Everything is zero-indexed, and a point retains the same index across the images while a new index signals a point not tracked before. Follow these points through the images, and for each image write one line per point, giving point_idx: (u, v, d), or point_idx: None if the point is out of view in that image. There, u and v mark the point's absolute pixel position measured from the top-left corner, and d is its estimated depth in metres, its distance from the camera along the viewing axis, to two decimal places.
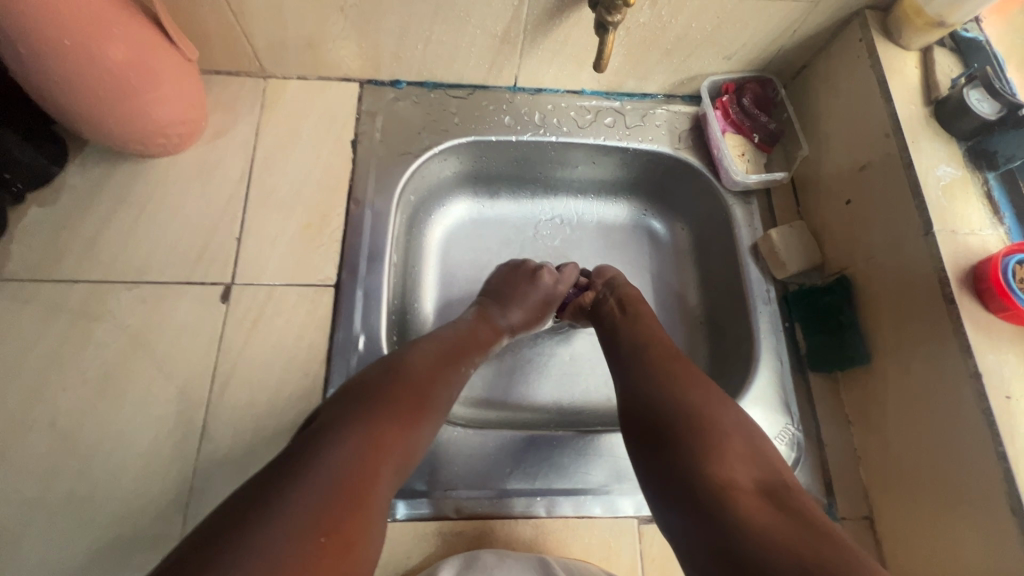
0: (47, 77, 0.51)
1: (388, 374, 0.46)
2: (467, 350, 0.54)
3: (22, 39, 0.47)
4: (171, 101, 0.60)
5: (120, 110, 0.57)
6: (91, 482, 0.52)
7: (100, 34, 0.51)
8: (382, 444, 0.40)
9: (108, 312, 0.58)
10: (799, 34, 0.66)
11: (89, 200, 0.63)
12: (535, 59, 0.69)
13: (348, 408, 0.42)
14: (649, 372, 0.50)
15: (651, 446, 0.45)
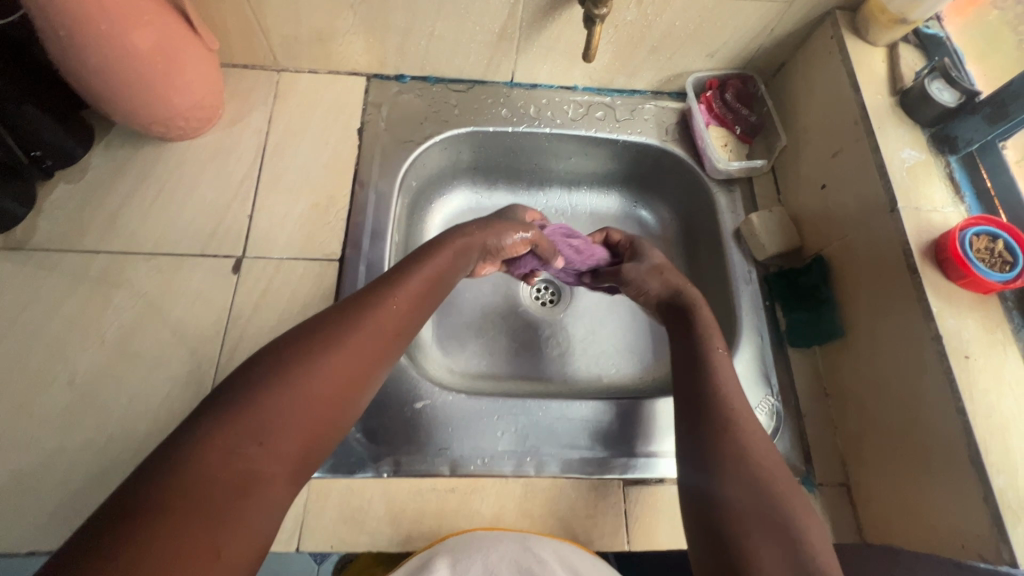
0: (83, 60, 0.56)
1: (293, 345, 0.42)
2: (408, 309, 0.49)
3: (64, 23, 0.52)
4: (193, 87, 0.65)
5: (146, 93, 0.61)
6: (106, 435, 0.55)
7: (133, 21, 0.56)
8: (273, 435, 0.37)
9: (126, 281, 0.62)
10: (776, 33, 0.71)
11: (111, 179, 0.67)
12: (530, 55, 0.74)
13: (247, 387, 0.38)
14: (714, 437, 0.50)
15: (701, 459, 0.48)
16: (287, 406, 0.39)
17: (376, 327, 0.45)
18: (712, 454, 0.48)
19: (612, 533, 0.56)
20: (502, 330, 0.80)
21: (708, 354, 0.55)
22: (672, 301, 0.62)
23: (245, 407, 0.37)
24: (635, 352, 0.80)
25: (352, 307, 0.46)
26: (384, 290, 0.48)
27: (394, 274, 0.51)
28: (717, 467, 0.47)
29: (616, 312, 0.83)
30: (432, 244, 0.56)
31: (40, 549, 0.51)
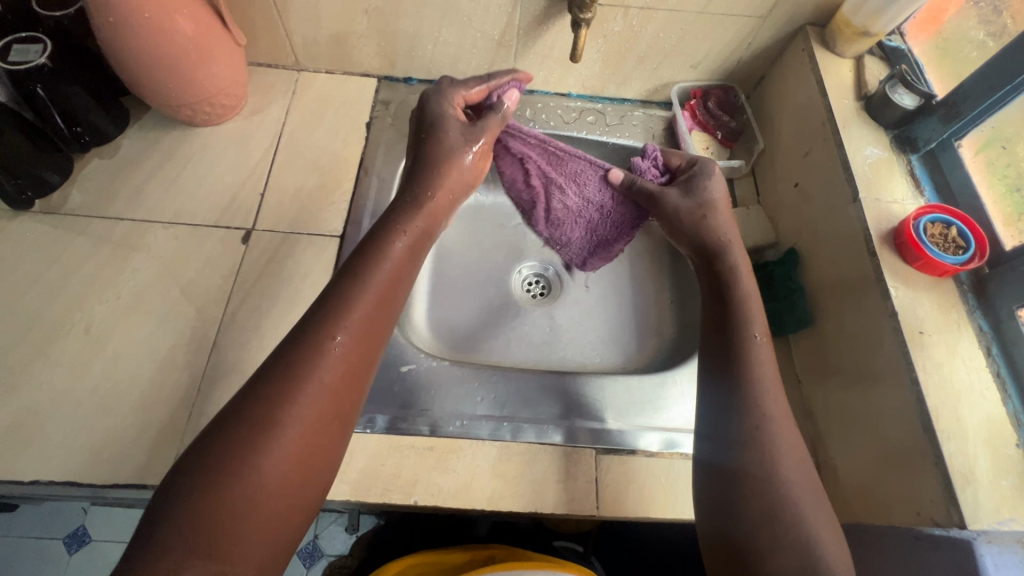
0: (127, 46, 0.63)
1: (239, 424, 0.44)
2: (358, 357, 0.50)
3: (114, 10, 0.60)
4: (221, 77, 0.72)
5: (179, 79, 0.69)
6: (114, 379, 0.60)
7: (175, 13, 0.64)
8: (230, 530, 0.41)
9: (146, 245, 0.67)
10: (754, 46, 0.77)
11: (140, 156, 0.74)
12: (528, 62, 0.81)
13: (193, 488, 0.41)
14: (732, 388, 0.54)
15: (724, 444, 0.52)
16: (240, 488, 0.42)
17: (320, 382, 0.47)
18: (732, 406, 0.53)
19: (581, 499, 0.58)
20: (493, 316, 0.84)
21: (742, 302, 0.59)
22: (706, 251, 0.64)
23: (195, 510, 0.40)
24: (619, 345, 0.83)
25: (287, 367, 0.46)
26: (321, 342, 0.48)
27: (332, 313, 0.50)
28: (742, 452, 0.50)
29: (603, 306, 0.86)
30: (378, 255, 0.56)
31: (44, 479, 0.55)
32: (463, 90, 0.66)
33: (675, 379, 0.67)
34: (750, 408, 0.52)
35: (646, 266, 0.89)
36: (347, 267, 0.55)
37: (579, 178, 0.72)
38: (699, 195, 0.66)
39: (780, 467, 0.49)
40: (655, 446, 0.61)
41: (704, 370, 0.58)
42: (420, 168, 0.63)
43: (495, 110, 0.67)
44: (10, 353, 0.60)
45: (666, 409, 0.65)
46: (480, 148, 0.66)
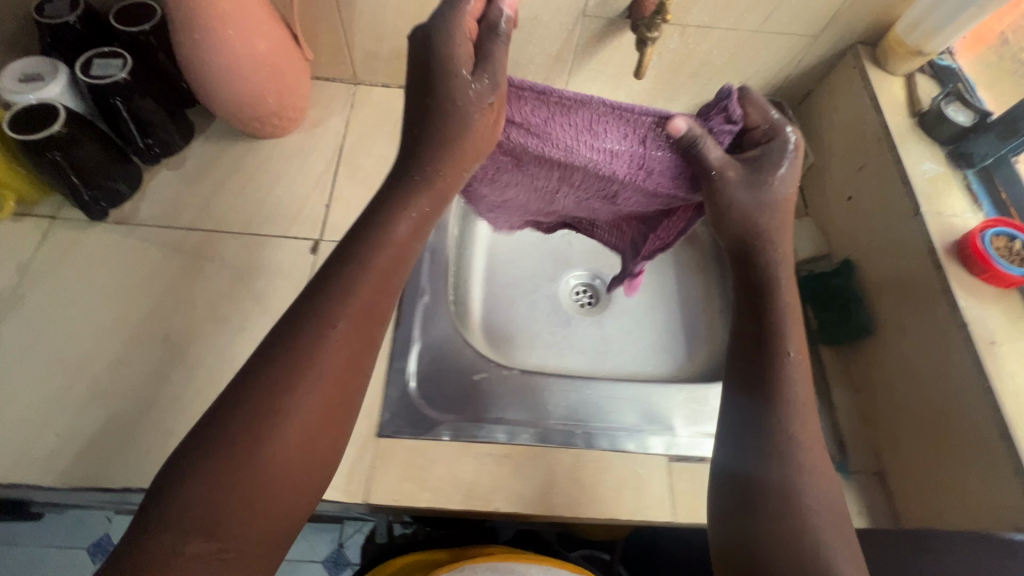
0: (206, 61, 0.65)
1: (237, 413, 0.41)
2: (360, 347, 0.45)
3: (200, 26, 0.62)
4: (289, 93, 0.74)
5: (251, 94, 0.70)
6: (196, 387, 0.60)
7: (255, 30, 0.66)
8: (234, 523, 0.38)
9: (217, 255, 0.69)
10: (804, 64, 0.79)
11: (207, 168, 0.75)
12: (582, 77, 0.83)
13: (193, 477, 0.39)
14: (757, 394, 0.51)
15: (747, 451, 0.49)
16: (245, 481, 0.39)
17: (323, 372, 0.43)
18: (763, 412, 0.50)
19: (658, 505, 0.59)
20: (544, 324, 0.86)
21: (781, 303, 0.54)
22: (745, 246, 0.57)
23: (197, 498, 0.38)
24: (669, 353, 0.85)
25: (282, 365, 0.42)
26: (319, 337, 0.43)
27: (326, 302, 0.45)
28: (769, 462, 0.47)
29: (652, 315, 0.88)
30: (378, 228, 0.48)
31: (134, 487, 0.55)
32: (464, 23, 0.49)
33: None
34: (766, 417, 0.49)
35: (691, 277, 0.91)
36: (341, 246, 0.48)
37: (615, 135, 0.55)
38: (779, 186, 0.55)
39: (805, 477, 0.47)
40: None
41: (732, 372, 0.54)
42: (423, 127, 0.50)
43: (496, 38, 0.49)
44: (91, 362, 0.61)
45: None
46: (496, 100, 0.50)
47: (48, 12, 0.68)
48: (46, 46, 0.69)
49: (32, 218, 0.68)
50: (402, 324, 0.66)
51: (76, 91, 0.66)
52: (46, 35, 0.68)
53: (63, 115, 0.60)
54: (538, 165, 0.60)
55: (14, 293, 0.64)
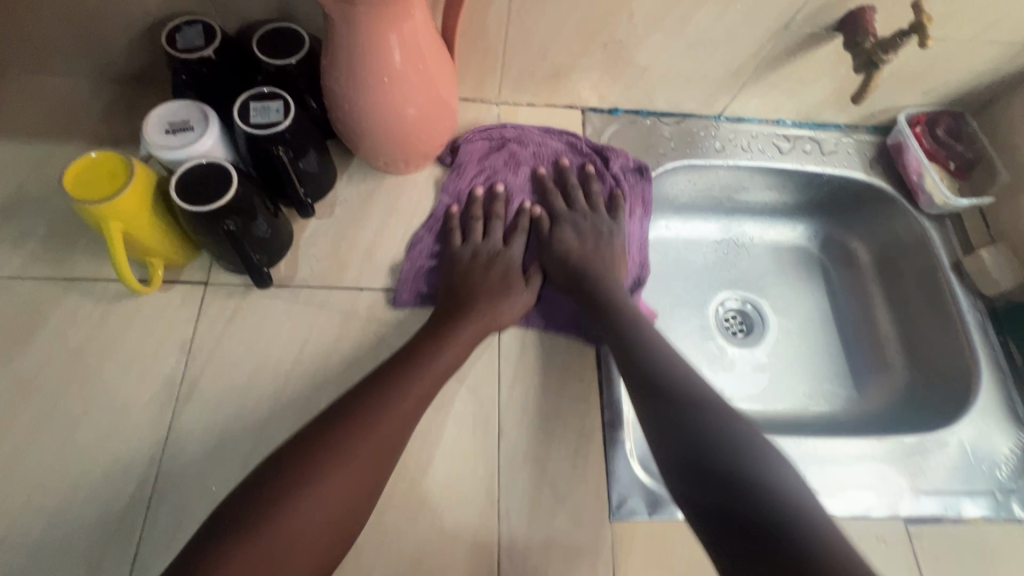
0: (360, 105, 0.56)
1: (421, 340, 0.56)
2: (494, 296, 0.61)
3: (363, 72, 0.53)
4: (434, 136, 0.64)
5: (398, 138, 0.61)
6: (409, 478, 0.55)
7: (415, 78, 0.56)
8: (330, 456, 0.46)
9: (395, 318, 0.62)
10: (999, 72, 0.73)
11: (360, 214, 0.67)
12: (752, 91, 0.75)
13: (338, 427, 0.48)
14: (626, 324, 0.58)
15: (631, 323, 0.58)
16: (357, 444, 0.47)
17: (471, 335, 0.58)
18: (625, 333, 0.57)
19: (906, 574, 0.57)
20: (701, 357, 0.81)
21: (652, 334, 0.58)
22: (593, 250, 0.66)
23: (333, 445, 0.46)
24: (837, 384, 0.81)
25: (383, 390, 0.51)
26: (433, 346, 0.56)
27: (394, 387, 0.51)
28: (640, 339, 0.56)
29: (810, 345, 0.84)
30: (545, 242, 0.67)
31: None
32: (546, 150, 0.73)
33: (952, 433, 0.65)
34: (648, 374, 0.53)
35: (846, 298, 0.86)
36: (391, 365, 0.54)
37: (557, 147, 0.73)
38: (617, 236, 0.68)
39: (666, 368, 0.54)
40: (961, 512, 0.60)
41: (581, 286, 0.62)
42: (486, 173, 0.70)
43: (574, 141, 0.74)
44: None
45: (954, 469, 0.63)
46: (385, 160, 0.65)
47: (181, 43, 0.57)
48: (178, 83, 0.58)
49: (183, 284, 0.60)
50: (609, 389, 0.61)
51: (227, 138, 0.57)
52: (181, 72, 0.57)
53: (234, 180, 0.52)
54: (553, 149, 0.73)
55: (184, 379, 0.56)
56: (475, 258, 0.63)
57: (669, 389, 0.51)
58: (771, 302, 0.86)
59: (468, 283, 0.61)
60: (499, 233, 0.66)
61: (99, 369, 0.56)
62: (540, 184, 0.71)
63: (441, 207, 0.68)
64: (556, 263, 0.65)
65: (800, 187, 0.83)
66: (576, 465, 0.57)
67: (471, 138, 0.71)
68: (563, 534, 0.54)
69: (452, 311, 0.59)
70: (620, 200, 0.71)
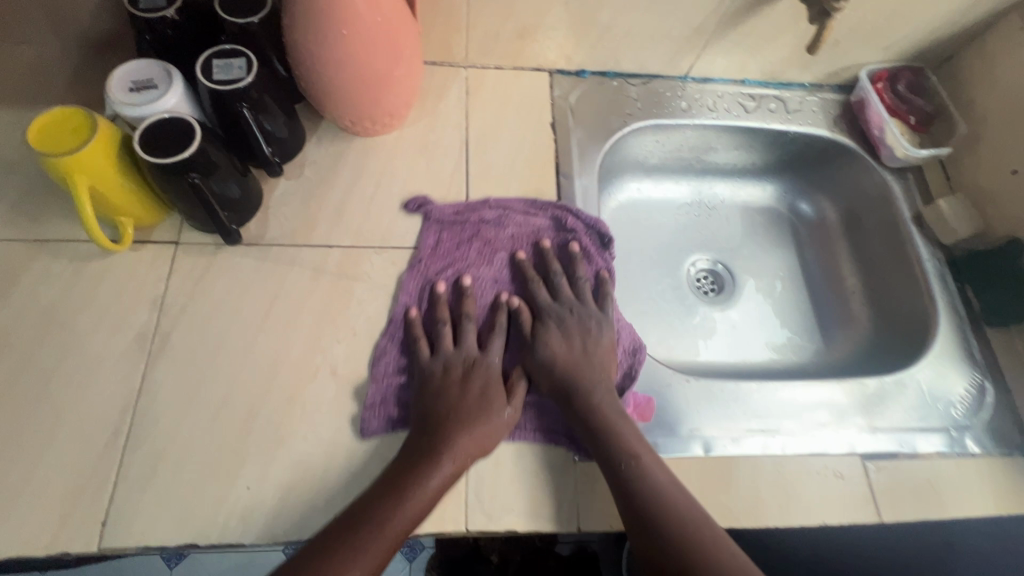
0: (321, 61, 0.58)
1: (390, 482, 0.50)
2: (471, 418, 0.53)
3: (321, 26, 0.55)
4: (398, 95, 0.65)
5: (361, 95, 0.62)
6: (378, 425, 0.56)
7: (375, 33, 0.57)
8: None
9: (365, 273, 0.63)
10: (956, 25, 0.74)
11: (330, 175, 0.68)
12: (716, 49, 0.76)
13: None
14: (617, 445, 0.53)
15: (621, 442, 0.54)
16: None
17: (447, 467, 0.51)
18: (617, 455, 0.53)
19: (863, 506, 0.58)
20: (672, 316, 0.83)
21: (645, 454, 0.53)
22: (581, 355, 0.59)
23: None
24: (805, 337, 0.82)
25: (357, 533, 0.47)
26: (404, 490, 0.49)
27: (365, 530, 0.47)
28: (634, 469, 0.52)
29: (780, 301, 0.85)
30: (527, 339, 0.61)
31: None
32: (520, 231, 0.67)
33: (911, 376, 0.67)
34: (643, 510, 0.50)
35: (815, 254, 0.87)
36: (361, 511, 0.48)
37: (533, 227, 0.68)
38: (606, 335, 0.61)
39: (650, 492, 0.51)
40: (916, 448, 0.62)
41: (570, 397, 0.56)
42: (457, 264, 0.64)
43: (550, 216, 0.68)
44: (257, 404, 0.55)
45: (910, 408, 0.65)
46: (349, 121, 0.67)
47: (142, 2, 0.57)
48: (142, 44, 0.59)
49: (154, 245, 0.61)
50: None
51: (192, 97, 0.58)
52: (144, 32, 0.58)
53: (197, 135, 0.53)
54: (529, 230, 0.68)
55: (156, 334, 0.57)
56: (448, 372, 0.56)
57: (659, 512, 0.49)
58: (741, 261, 0.88)
59: (441, 401, 0.54)
60: (473, 337, 0.59)
61: (71, 327, 0.57)
62: (518, 275, 0.65)
63: (408, 304, 0.61)
64: (542, 370, 0.58)
65: (767, 147, 0.84)
66: (542, 409, 0.58)
67: (438, 227, 0.66)
68: (530, 475, 0.55)
69: (424, 445, 0.52)
70: (605, 287, 0.65)
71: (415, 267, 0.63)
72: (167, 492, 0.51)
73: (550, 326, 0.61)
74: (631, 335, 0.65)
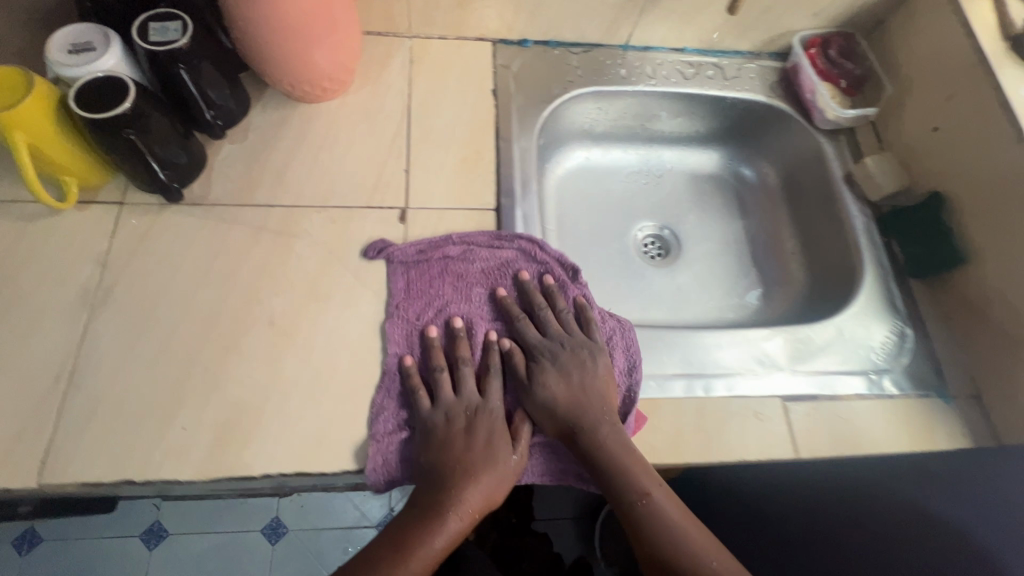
0: (250, 23, 0.59)
1: (411, 534, 0.52)
2: (482, 470, 0.54)
3: None
4: (335, 57, 0.67)
5: (296, 58, 0.64)
6: (312, 370, 0.58)
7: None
8: None
9: (305, 231, 0.65)
10: None
11: (273, 139, 0.70)
12: (651, 17, 0.79)
13: None
14: (628, 485, 0.55)
15: (632, 481, 0.56)
16: None
17: (464, 515, 0.53)
18: (628, 494, 0.56)
19: (779, 443, 0.61)
20: (617, 278, 0.86)
21: (652, 489, 0.56)
22: (579, 388, 0.59)
23: None
24: (746, 297, 0.85)
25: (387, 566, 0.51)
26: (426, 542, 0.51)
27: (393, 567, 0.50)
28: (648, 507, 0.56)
29: (723, 263, 0.88)
30: (523, 378, 0.60)
31: (275, 472, 0.54)
32: (497, 265, 0.65)
33: (835, 325, 0.70)
34: (658, 547, 0.54)
35: (759, 218, 0.90)
36: (390, 548, 0.52)
37: (507, 259, 0.66)
38: (599, 364, 0.61)
39: (663, 527, 0.55)
40: (834, 390, 0.65)
41: (578, 440, 0.57)
42: (437, 304, 0.62)
43: (524, 249, 0.66)
44: (195, 352, 0.57)
45: (831, 355, 0.68)
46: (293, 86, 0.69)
47: None
48: (85, 11, 0.62)
49: (99, 205, 0.63)
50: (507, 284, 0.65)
51: (131, 60, 0.60)
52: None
53: (130, 91, 0.55)
54: (506, 262, 0.66)
55: (99, 288, 0.59)
56: (449, 424, 0.56)
57: (669, 541, 0.54)
58: (687, 225, 0.90)
59: (448, 456, 0.54)
60: (471, 381, 0.58)
61: (16, 281, 0.59)
62: (502, 310, 0.63)
63: (396, 354, 0.60)
64: (543, 411, 0.58)
65: (708, 114, 0.87)
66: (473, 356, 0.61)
67: (413, 271, 0.63)
68: None
69: (437, 504, 0.53)
70: (591, 313, 0.64)
71: (395, 316, 0.61)
72: (106, 433, 0.53)
73: (545, 365, 0.60)
74: (624, 350, 0.64)
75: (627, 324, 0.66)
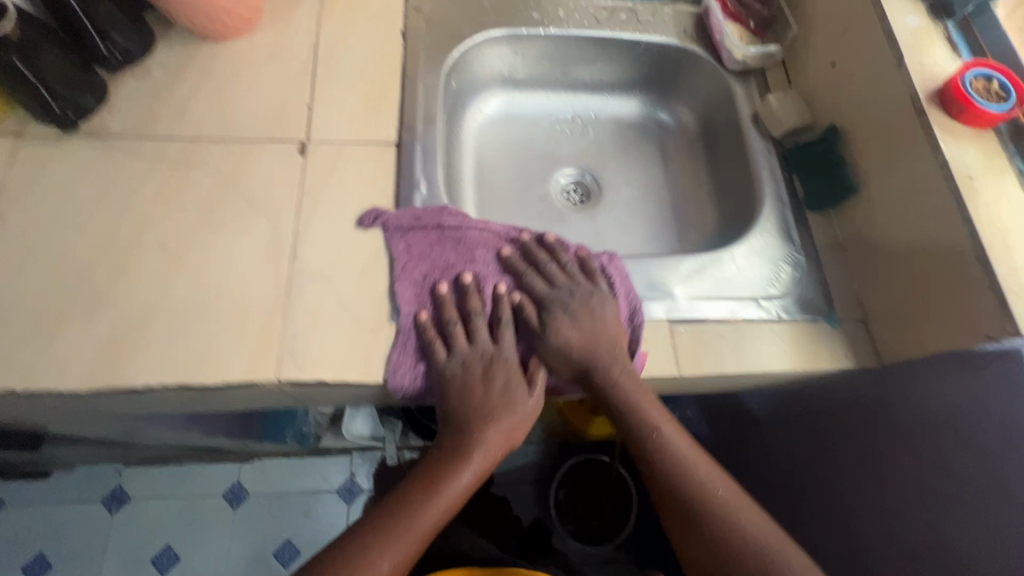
0: None
1: (442, 464, 0.58)
2: (501, 411, 0.59)
3: None
4: None
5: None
6: (200, 291, 0.60)
7: None
8: (383, 546, 0.53)
9: (203, 162, 0.66)
10: None
11: (177, 76, 0.71)
12: None
13: (388, 517, 0.55)
14: (641, 422, 0.61)
15: (644, 419, 0.61)
16: (409, 530, 0.54)
17: (487, 449, 0.58)
18: (641, 431, 0.61)
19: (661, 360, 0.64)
20: (534, 219, 0.87)
21: (663, 423, 0.61)
22: (586, 334, 0.63)
23: (384, 539, 0.53)
24: (661, 238, 0.86)
25: (421, 492, 0.56)
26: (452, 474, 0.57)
27: (424, 492, 0.56)
28: (661, 440, 0.61)
29: (641, 206, 0.89)
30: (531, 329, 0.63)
31: (157, 384, 0.56)
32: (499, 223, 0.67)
33: (731, 256, 0.71)
34: (671, 476, 0.59)
35: (678, 163, 0.91)
36: (424, 475, 0.57)
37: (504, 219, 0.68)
38: (603, 310, 0.64)
39: (675, 459, 0.60)
40: (722, 314, 0.67)
41: (594, 383, 0.62)
42: (441, 262, 0.64)
43: None
44: (88, 273, 0.59)
45: (722, 282, 0.69)
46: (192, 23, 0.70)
47: None
48: None
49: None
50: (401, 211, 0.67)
51: None
52: None
53: (9, 15, 0.57)
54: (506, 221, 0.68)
55: None
56: (467, 371, 0.59)
57: (680, 470, 0.60)
58: (608, 171, 0.91)
59: (470, 401, 0.59)
60: (484, 331, 0.61)
61: None
62: (507, 265, 0.65)
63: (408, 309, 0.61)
64: (558, 357, 0.62)
65: (625, 59, 0.88)
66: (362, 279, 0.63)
67: (416, 232, 0.65)
68: (344, 334, 0.60)
69: (461, 443, 0.58)
70: (593, 265, 0.67)
71: (399, 274, 0.63)
72: None
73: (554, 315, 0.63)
74: (625, 290, 0.66)
75: (624, 267, 0.68)
